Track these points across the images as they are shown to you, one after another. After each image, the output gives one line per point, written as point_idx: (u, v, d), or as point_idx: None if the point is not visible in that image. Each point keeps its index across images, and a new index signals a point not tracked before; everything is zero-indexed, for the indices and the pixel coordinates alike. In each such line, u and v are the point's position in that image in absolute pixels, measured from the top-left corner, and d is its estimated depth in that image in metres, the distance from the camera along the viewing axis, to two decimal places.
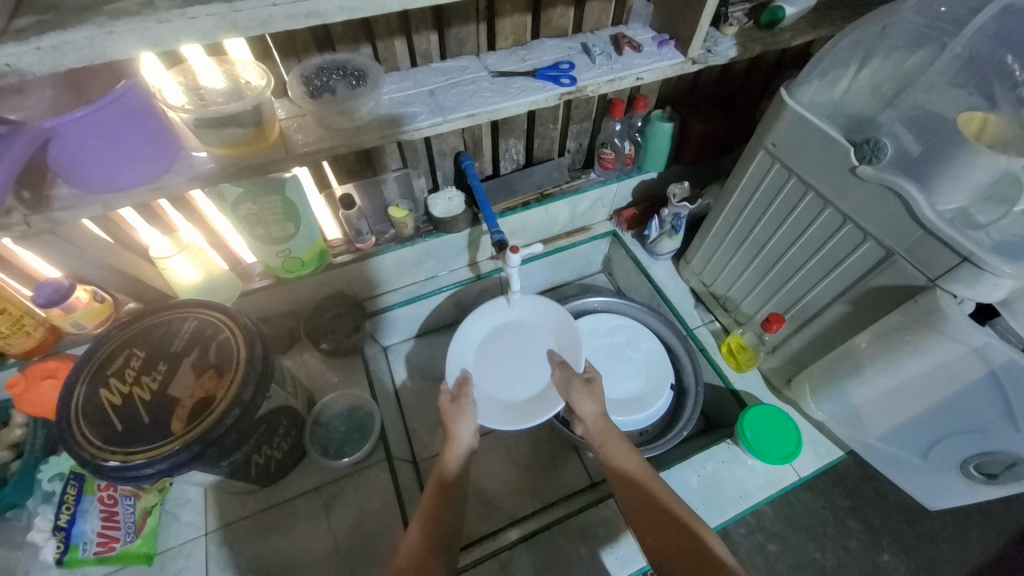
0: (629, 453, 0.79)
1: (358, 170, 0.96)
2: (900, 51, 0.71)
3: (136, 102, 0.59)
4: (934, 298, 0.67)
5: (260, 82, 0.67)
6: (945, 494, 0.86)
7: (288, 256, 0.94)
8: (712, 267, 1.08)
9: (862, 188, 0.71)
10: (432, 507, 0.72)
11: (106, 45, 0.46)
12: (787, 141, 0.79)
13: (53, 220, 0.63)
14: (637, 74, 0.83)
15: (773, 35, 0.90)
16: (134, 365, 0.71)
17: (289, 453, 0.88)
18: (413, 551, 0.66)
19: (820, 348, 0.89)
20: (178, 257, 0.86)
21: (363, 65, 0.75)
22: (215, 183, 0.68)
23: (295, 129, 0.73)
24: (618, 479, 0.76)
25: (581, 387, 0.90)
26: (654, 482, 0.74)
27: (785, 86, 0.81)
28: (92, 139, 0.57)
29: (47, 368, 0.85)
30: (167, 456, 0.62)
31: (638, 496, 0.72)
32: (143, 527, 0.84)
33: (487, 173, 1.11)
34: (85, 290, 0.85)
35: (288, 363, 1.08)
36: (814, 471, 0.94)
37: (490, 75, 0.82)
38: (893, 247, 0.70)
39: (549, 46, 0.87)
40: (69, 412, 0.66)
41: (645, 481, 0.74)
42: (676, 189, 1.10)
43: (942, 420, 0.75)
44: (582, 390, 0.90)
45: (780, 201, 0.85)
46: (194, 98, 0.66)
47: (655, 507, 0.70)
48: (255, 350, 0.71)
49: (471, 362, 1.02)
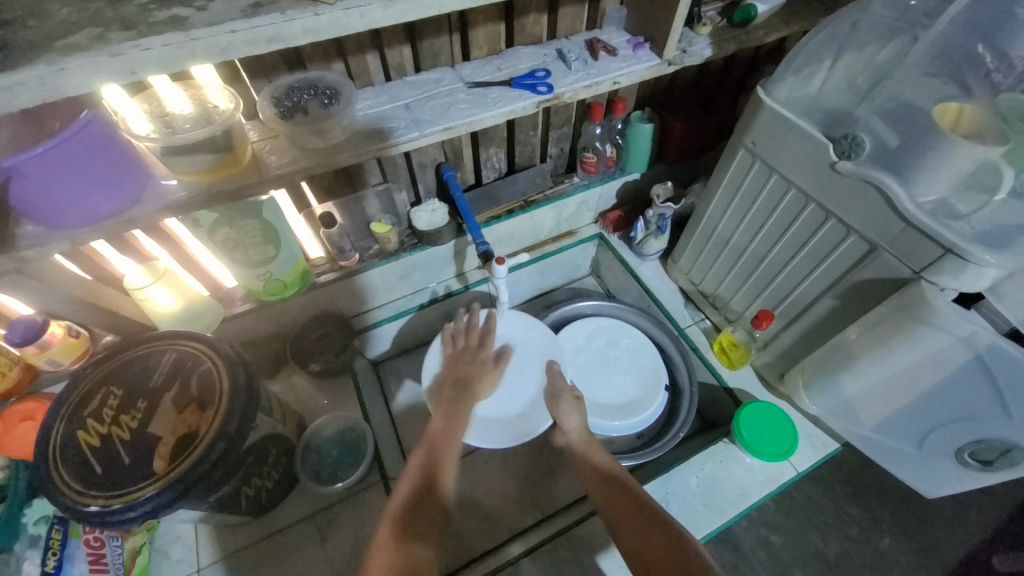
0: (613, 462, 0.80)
1: (337, 187, 0.94)
2: (873, 44, 0.72)
3: (99, 134, 0.57)
4: (920, 290, 0.68)
5: (229, 105, 0.65)
6: (941, 482, 0.86)
7: (269, 278, 0.91)
8: (700, 265, 1.08)
9: (843, 183, 0.71)
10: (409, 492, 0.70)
11: (59, 83, 0.44)
12: (766, 138, 0.79)
13: (18, 259, 0.61)
14: (614, 78, 0.83)
15: (747, 33, 0.91)
16: (112, 404, 0.69)
17: (281, 482, 0.86)
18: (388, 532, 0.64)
19: (811, 342, 0.89)
20: (155, 285, 0.84)
21: (335, 83, 0.73)
22: (188, 211, 0.66)
23: (268, 151, 0.71)
24: (603, 486, 0.76)
25: (570, 401, 0.90)
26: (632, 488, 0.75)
27: (761, 84, 0.80)
28: (53, 175, 0.55)
29: (25, 410, 0.82)
30: (148, 499, 0.60)
31: (624, 501, 0.72)
32: (133, 567, 0.82)
33: (470, 183, 1.09)
34: (60, 325, 0.82)
35: (276, 387, 1.05)
36: (811, 464, 0.94)
37: (466, 86, 0.81)
38: (876, 240, 0.70)
39: (524, 54, 0.86)
40: (46, 455, 0.64)
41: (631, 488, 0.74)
42: (660, 190, 1.10)
43: (936, 408, 0.75)
44: (572, 402, 0.90)
45: (763, 198, 0.85)
46: (161, 126, 0.64)
47: (642, 512, 0.70)
48: (238, 379, 0.69)
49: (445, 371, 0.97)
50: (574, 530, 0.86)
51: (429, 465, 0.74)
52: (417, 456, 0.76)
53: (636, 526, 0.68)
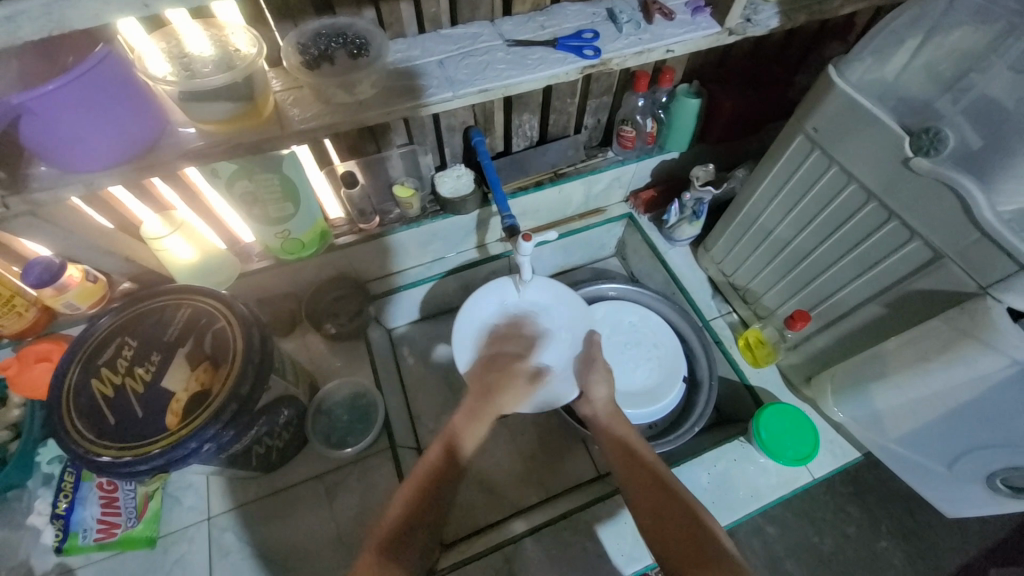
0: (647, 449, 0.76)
1: (361, 146, 0.89)
2: (963, 29, 0.62)
3: (115, 73, 0.53)
4: (984, 307, 0.62)
5: (251, 50, 0.61)
6: (963, 502, 0.83)
7: (287, 237, 0.88)
8: (734, 257, 1.03)
9: (915, 183, 0.65)
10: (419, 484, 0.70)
11: (66, 13, 0.40)
12: (831, 126, 0.72)
13: (32, 202, 0.59)
14: (668, 46, 0.75)
15: (820, 3, 0.81)
16: (127, 354, 0.68)
17: (291, 441, 0.87)
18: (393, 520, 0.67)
19: (848, 347, 0.85)
20: (173, 236, 0.81)
21: (365, 31, 0.68)
22: (207, 162, 0.63)
23: (291, 103, 0.67)
24: (634, 471, 0.72)
25: (602, 369, 0.88)
26: (660, 464, 0.73)
27: (833, 63, 0.72)
28: (65, 115, 0.51)
29: (41, 351, 0.83)
30: (160, 453, 0.60)
31: (654, 492, 0.69)
32: (145, 512, 0.84)
33: (498, 150, 1.04)
34: (78, 268, 0.81)
35: (289, 346, 1.04)
36: (828, 472, 0.92)
37: (505, 45, 0.74)
38: (942, 248, 0.64)
39: (571, 12, 0.79)
40: (60, 398, 0.64)
41: (665, 478, 0.70)
42: (701, 172, 1.04)
43: (973, 432, 0.72)
44: (602, 368, 0.88)
45: (817, 191, 0.79)
46: (179, 67, 0.59)
47: (677, 510, 0.66)
48: (252, 340, 0.68)
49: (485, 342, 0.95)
50: (579, 514, 0.85)
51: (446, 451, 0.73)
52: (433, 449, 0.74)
53: (661, 510, 0.67)
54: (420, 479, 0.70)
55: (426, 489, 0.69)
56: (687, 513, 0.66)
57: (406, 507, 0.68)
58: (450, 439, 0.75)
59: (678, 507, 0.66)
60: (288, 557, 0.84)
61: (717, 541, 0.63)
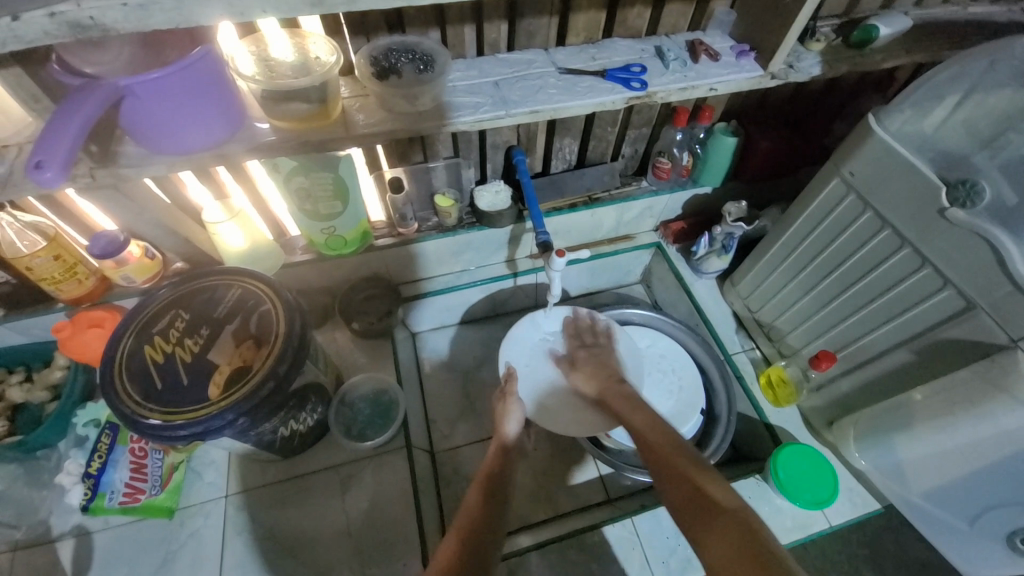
0: (646, 416, 0.72)
1: (409, 154, 0.94)
2: (1004, 90, 0.63)
3: (211, 68, 0.59)
4: (1015, 360, 0.62)
5: (329, 58, 0.67)
6: (986, 564, 0.82)
7: (331, 233, 0.94)
8: (760, 293, 1.03)
9: (949, 231, 0.66)
10: (470, 520, 0.62)
11: (193, 10, 0.47)
12: (868, 171, 0.74)
13: (117, 175, 0.64)
14: (712, 84, 0.79)
15: (863, 56, 0.84)
16: (179, 326, 0.73)
17: (313, 429, 0.90)
18: (448, 556, 0.57)
19: (872, 393, 0.85)
20: (228, 223, 0.88)
21: (431, 50, 0.73)
22: (274, 155, 0.68)
23: (357, 108, 0.72)
24: (643, 450, 0.67)
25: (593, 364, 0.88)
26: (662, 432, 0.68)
27: (872, 112, 0.74)
28: (161, 100, 0.57)
29: (94, 317, 0.87)
30: (202, 420, 0.64)
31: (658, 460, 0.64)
32: (169, 482, 0.88)
33: (537, 170, 1.08)
34: (138, 245, 0.87)
35: (319, 338, 1.08)
36: (847, 521, 0.90)
37: (558, 72, 0.79)
38: (975, 298, 0.65)
39: (621, 47, 0.83)
40: (114, 362, 0.68)
41: (671, 450, 0.64)
42: (733, 207, 1.06)
43: (998, 488, 0.71)
44: (596, 365, 0.88)
45: (849, 234, 0.80)
46: (263, 69, 0.66)
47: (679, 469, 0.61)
48: (294, 325, 0.72)
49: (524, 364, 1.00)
50: (586, 535, 0.85)
51: (486, 494, 0.67)
52: (471, 492, 0.68)
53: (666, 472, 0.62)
54: (467, 525, 0.61)
55: (471, 523, 0.61)
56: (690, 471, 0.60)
57: (458, 544, 0.58)
58: (487, 478, 0.70)
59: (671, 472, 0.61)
60: (296, 545, 0.86)
61: (723, 504, 0.54)
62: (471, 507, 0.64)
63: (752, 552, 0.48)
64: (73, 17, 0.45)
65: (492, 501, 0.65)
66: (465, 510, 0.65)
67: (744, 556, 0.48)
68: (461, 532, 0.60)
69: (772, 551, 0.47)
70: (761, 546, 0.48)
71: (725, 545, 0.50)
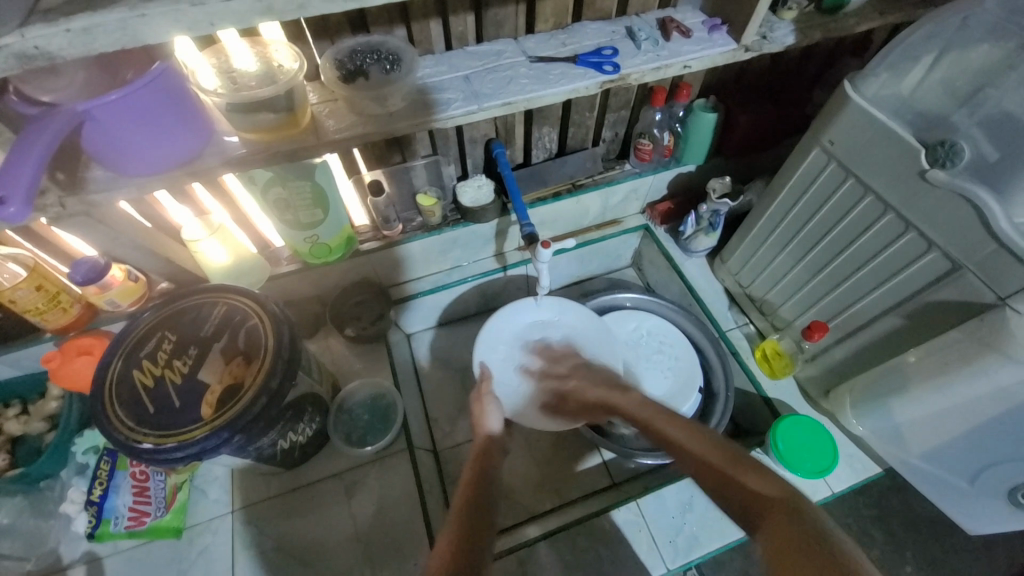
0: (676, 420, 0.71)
1: (386, 156, 0.93)
2: (981, 45, 0.62)
3: (171, 84, 0.57)
4: (1003, 318, 0.62)
5: (293, 65, 0.65)
6: (988, 519, 0.83)
7: (315, 242, 0.93)
8: (750, 268, 1.03)
9: (931, 194, 0.65)
10: (464, 510, 0.63)
11: (139, 28, 0.46)
12: (846, 138, 0.73)
13: (87, 202, 0.64)
14: (685, 62, 0.78)
15: (836, 21, 0.82)
16: (167, 348, 0.73)
17: (313, 438, 0.90)
18: (446, 542, 0.58)
19: (866, 360, 0.85)
20: (209, 240, 0.86)
21: (397, 48, 0.72)
22: (247, 168, 0.67)
23: (326, 114, 0.71)
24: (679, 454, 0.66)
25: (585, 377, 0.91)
26: (694, 435, 0.67)
27: (847, 79, 0.73)
28: (122, 122, 0.56)
29: (82, 345, 0.86)
30: (197, 441, 0.64)
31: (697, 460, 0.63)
32: (173, 503, 0.88)
33: (518, 162, 1.07)
34: (121, 269, 0.86)
35: (313, 347, 1.08)
36: (848, 486, 0.91)
37: (529, 61, 0.78)
38: (960, 259, 0.65)
39: (591, 30, 0.82)
40: (104, 388, 0.68)
41: (706, 448, 0.64)
42: (717, 185, 1.05)
43: (996, 445, 0.72)
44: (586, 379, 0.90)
45: (833, 203, 0.80)
46: (227, 81, 0.65)
47: (717, 466, 0.60)
48: (283, 338, 0.71)
49: (502, 354, 0.99)
50: (590, 521, 0.86)
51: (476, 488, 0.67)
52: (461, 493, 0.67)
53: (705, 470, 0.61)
54: (463, 511, 0.62)
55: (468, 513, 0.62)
56: (727, 466, 0.60)
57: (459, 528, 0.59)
58: (480, 471, 0.70)
59: (711, 470, 0.60)
60: (306, 554, 0.86)
61: (761, 492, 0.54)
62: (465, 497, 0.65)
63: (802, 541, 0.47)
64: (19, 48, 0.44)
65: (490, 494, 0.65)
66: (462, 498, 0.66)
67: (795, 545, 0.47)
68: (459, 517, 0.61)
69: (820, 536, 0.47)
70: (807, 530, 0.48)
71: (771, 533, 0.50)
